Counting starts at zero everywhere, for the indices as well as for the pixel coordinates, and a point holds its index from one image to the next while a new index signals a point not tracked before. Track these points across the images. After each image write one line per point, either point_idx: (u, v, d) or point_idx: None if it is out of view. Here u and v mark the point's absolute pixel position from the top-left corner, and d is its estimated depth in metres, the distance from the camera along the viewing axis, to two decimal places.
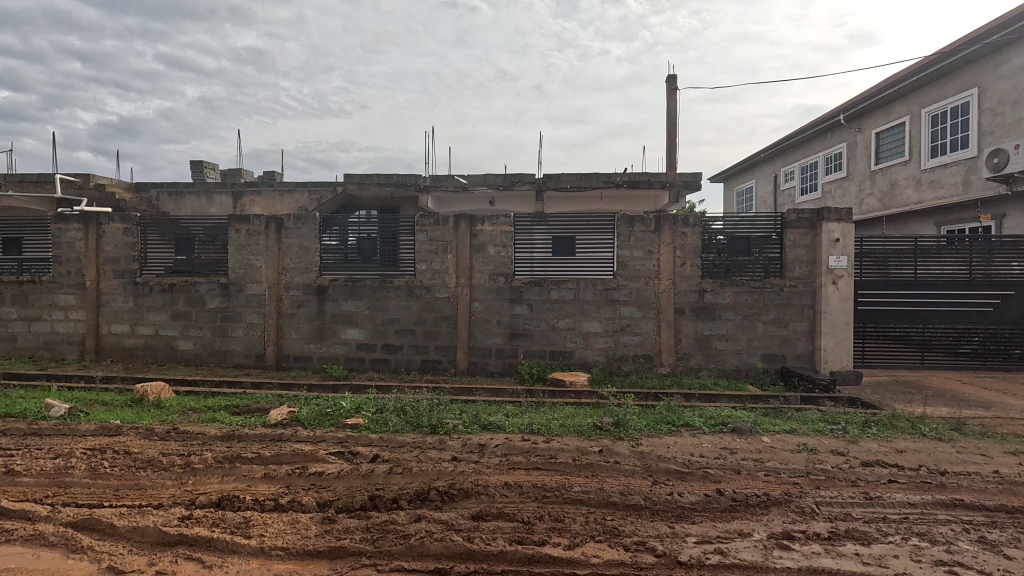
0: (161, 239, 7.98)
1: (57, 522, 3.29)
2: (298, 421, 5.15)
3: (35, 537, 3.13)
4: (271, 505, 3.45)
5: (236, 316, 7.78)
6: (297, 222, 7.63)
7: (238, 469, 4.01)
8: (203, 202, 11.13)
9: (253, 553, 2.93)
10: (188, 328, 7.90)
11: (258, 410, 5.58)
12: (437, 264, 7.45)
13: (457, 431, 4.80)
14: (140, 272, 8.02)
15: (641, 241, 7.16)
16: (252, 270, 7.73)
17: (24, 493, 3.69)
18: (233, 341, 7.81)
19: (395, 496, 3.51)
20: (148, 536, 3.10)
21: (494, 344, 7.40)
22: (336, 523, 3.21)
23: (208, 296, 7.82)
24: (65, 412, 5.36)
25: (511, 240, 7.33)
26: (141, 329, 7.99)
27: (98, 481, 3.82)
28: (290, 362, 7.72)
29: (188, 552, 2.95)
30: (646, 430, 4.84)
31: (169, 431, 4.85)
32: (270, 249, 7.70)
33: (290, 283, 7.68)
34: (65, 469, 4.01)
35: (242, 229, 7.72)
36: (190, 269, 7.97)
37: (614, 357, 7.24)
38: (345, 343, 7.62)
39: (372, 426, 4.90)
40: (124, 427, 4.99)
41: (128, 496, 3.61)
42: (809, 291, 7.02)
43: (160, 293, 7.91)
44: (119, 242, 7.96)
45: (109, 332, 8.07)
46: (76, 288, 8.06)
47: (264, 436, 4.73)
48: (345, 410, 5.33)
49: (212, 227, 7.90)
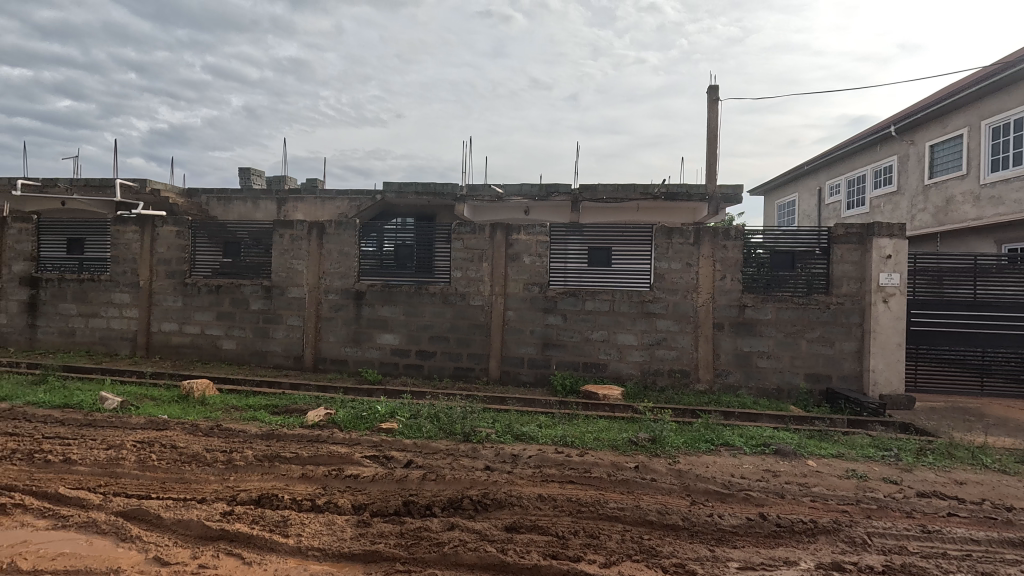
0: (210, 242, 8.34)
1: (109, 511, 3.44)
2: (334, 423, 5.25)
3: (89, 524, 3.27)
4: (308, 506, 3.50)
5: (277, 318, 8.02)
6: (339, 228, 7.83)
7: (278, 468, 4.11)
8: (249, 208, 11.55)
9: (291, 552, 2.98)
10: (231, 328, 8.18)
11: (297, 410, 5.72)
12: (471, 272, 7.49)
13: (490, 440, 4.79)
14: (189, 274, 8.38)
15: (679, 254, 7.02)
16: (293, 273, 7.95)
17: (79, 481, 3.87)
18: (273, 342, 8.04)
19: (428, 503, 3.50)
20: (192, 530, 3.20)
21: (527, 353, 7.36)
22: (371, 527, 3.24)
23: (251, 298, 8.09)
24: (118, 405, 5.63)
25: (547, 250, 7.32)
26: (188, 328, 8.33)
27: (146, 473, 3.99)
28: (327, 365, 7.88)
29: (229, 547, 3.02)
30: (682, 448, 4.69)
31: (213, 428, 5.02)
32: (312, 253, 7.92)
33: (329, 288, 7.86)
34: (116, 460, 4.20)
35: (287, 234, 7.97)
36: (236, 271, 8.28)
37: (650, 371, 7.10)
38: (380, 347, 7.73)
39: (406, 431, 4.94)
40: (171, 422, 5.19)
41: (173, 489, 3.74)
42: (857, 310, 6.72)
43: (206, 294, 8.23)
44: (171, 245, 8.36)
45: (159, 330, 8.44)
46: (131, 287, 8.49)
47: (302, 436, 4.84)
48: (380, 415, 5.38)
49: (258, 231, 8.18)
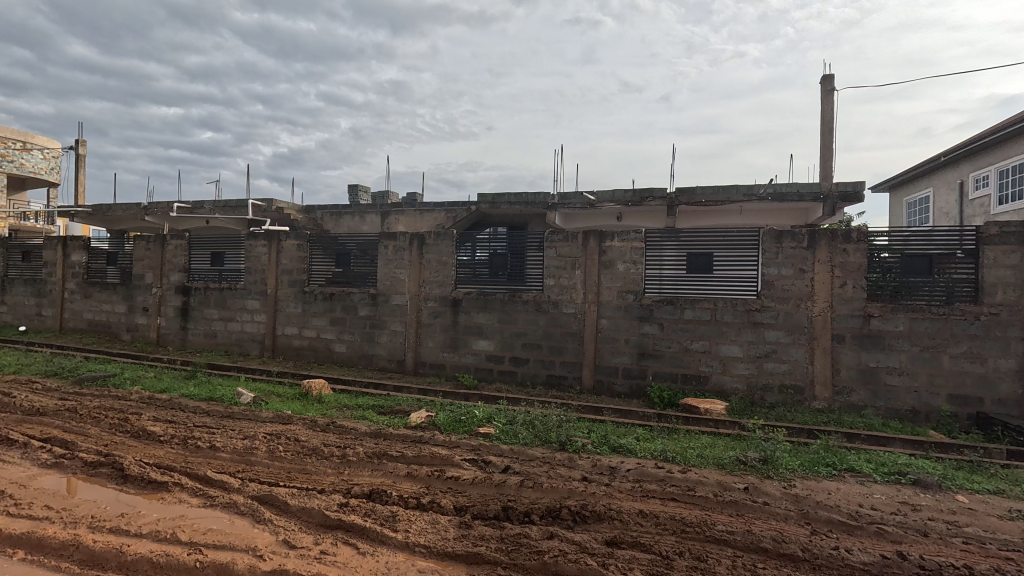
0: (325, 254, 9.14)
1: (246, 494, 3.87)
2: (435, 425, 5.48)
3: (231, 505, 3.71)
4: (414, 504, 3.68)
5: (382, 323, 8.57)
6: (437, 239, 8.22)
7: (385, 466, 4.38)
8: (357, 221, 12.51)
9: (399, 547, 3.15)
10: (342, 333, 8.88)
11: (401, 411, 6.06)
12: (565, 280, 7.48)
13: (587, 450, 4.72)
14: (307, 283, 9.24)
15: (790, 259, 6.48)
16: (396, 282, 8.47)
17: (223, 466, 4.41)
18: (378, 346, 8.60)
19: (527, 510, 3.53)
20: (314, 518, 3.50)
21: (622, 363, 7.18)
22: (473, 529, 3.33)
23: (360, 305, 8.73)
24: (252, 400, 6.34)
25: (642, 257, 7.12)
26: (307, 332, 9.17)
27: (275, 463, 4.44)
28: (426, 369, 8.26)
29: (345, 537, 3.27)
30: (798, 471, 4.29)
31: (329, 424, 5.47)
32: (413, 263, 8.39)
33: (429, 295, 8.26)
34: (251, 449, 4.72)
35: (390, 245, 8.52)
36: (346, 280, 8.99)
37: (757, 386, 6.61)
38: (476, 353, 7.97)
39: (503, 437, 5.03)
40: (294, 417, 5.74)
41: (298, 479, 4.13)
42: (1017, 322, 5.75)
43: (322, 301, 9.02)
44: (293, 256, 9.28)
45: (282, 333, 9.38)
46: (260, 295, 9.54)
47: (406, 436, 5.11)
48: (478, 419, 5.53)
49: (365, 243, 8.83)
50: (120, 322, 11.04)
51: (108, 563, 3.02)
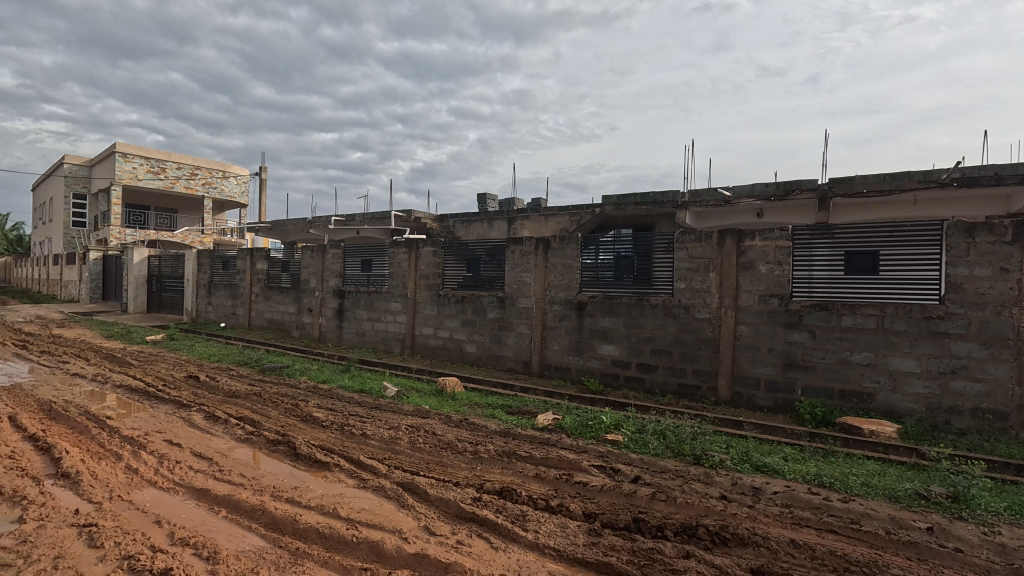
0: (456, 259, 9.72)
1: (392, 480, 4.26)
2: (562, 428, 5.50)
3: (380, 488, 4.11)
4: (542, 505, 3.73)
5: (509, 326, 8.85)
6: (562, 242, 8.28)
7: (515, 465, 4.50)
8: (486, 227, 13.07)
9: (529, 546, 3.21)
10: (473, 334, 9.34)
11: (528, 412, 6.19)
12: (697, 282, 7.05)
13: (725, 467, 4.38)
14: (442, 287, 9.90)
15: (987, 257, 5.37)
16: (523, 286, 8.69)
17: (372, 452, 4.90)
18: (506, 347, 8.89)
19: (660, 524, 3.37)
20: (451, 509, 3.72)
21: (764, 374, 6.53)
22: (603, 538, 3.27)
23: (489, 308, 9.11)
24: (396, 393, 6.96)
25: (788, 257, 6.43)
26: (441, 332, 9.82)
27: (416, 453, 4.82)
28: (552, 372, 8.34)
29: (479, 530, 3.42)
30: (1004, 516, 3.51)
31: (462, 420, 5.79)
32: (538, 267, 8.54)
33: (554, 299, 8.34)
34: (396, 439, 5.18)
35: (517, 249, 8.77)
36: (476, 284, 9.45)
37: (941, 408, 5.56)
38: (601, 358, 7.85)
39: (632, 445, 4.88)
40: (431, 412, 6.17)
41: (436, 470, 4.44)
42: None
43: (454, 303, 9.59)
44: (429, 262, 10.02)
45: (420, 333, 10.16)
46: (401, 297, 10.45)
47: (534, 437, 5.21)
48: (605, 425, 5.43)
49: (494, 248, 9.20)
50: (291, 320, 12.87)
51: (286, 528, 3.52)
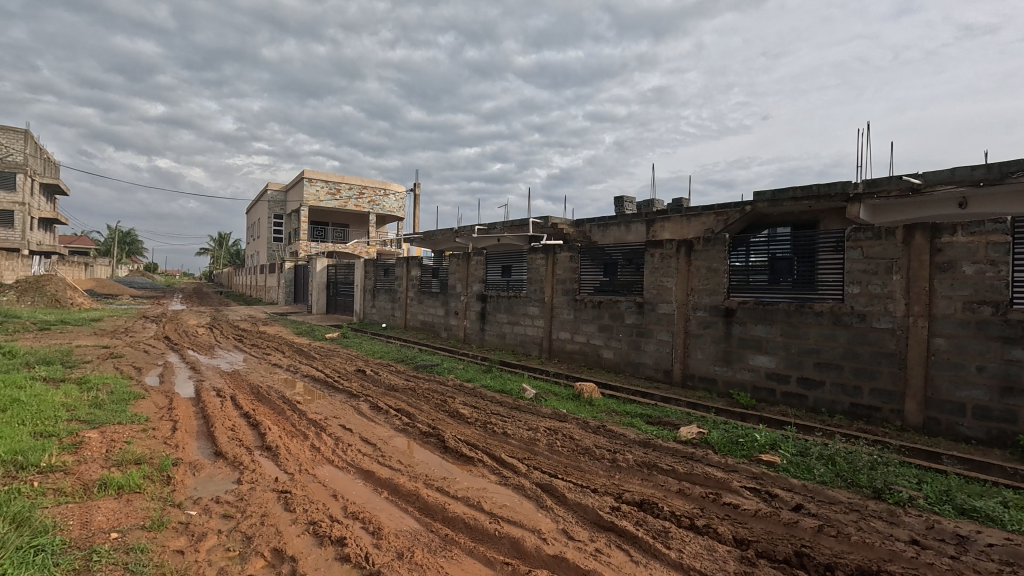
0: (593, 264, 9.67)
1: (532, 480, 4.38)
2: (708, 443, 5.14)
3: (520, 487, 4.25)
4: (687, 523, 3.52)
5: (649, 332, 8.53)
6: (707, 244, 7.75)
7: (656, 478, 4.32)
8: (623, 231, 12.72)
9: (672, 565, 3.05)
10: (610, 339, 9.20)
11: (670, 424, 5.90)
12: (875, 287, 6.06)
13: (916, 506, 3.68)
14: (578, 291, 9.93)
15: None
16: (663, 290, 8.32)
17: (513, 451, 5.10)
18: (645, 354, 8.59)
19: (829, 563, 2.96)
20: (589, 516, 3.70)
21: (970, 398, 5.34)
22: (757, 568, 2.97)
23: (626, 313, 8.89)
24: (534, 395, 7.15)
25: (1006, 254, 5.20)
26: (578, 337, 9.84)
27: (554, 456, 4.89)
28: (696, 382, 7.83)
29: (618, 541, 3.35)
30: None
31: (600, 427, 5.73)
32: (681, 271, 8.10)
33: (698, 304, 7.83)
34: (534, 440, 5.32)
35: (657, 253, 8.43)
36: (613, 288, 9.29)
37: None
38: (754, 370, 7.15)
39: (792, 469, 4.36)
40: (569, 416, 6.22)
41: (574, 474, 4.45)
42: None
43: (591, 308, 9.55)
44: (566, 267, 10.12)
45: (557, 337, 10.31)
46: (539, 302, 10.71)
47: (676, 450, 4.94)
48: (759, 444, 4.94)
49: (631, 252, 8.97)
50: (440, 322, 13.98)
51: (437, 514, 3.83)
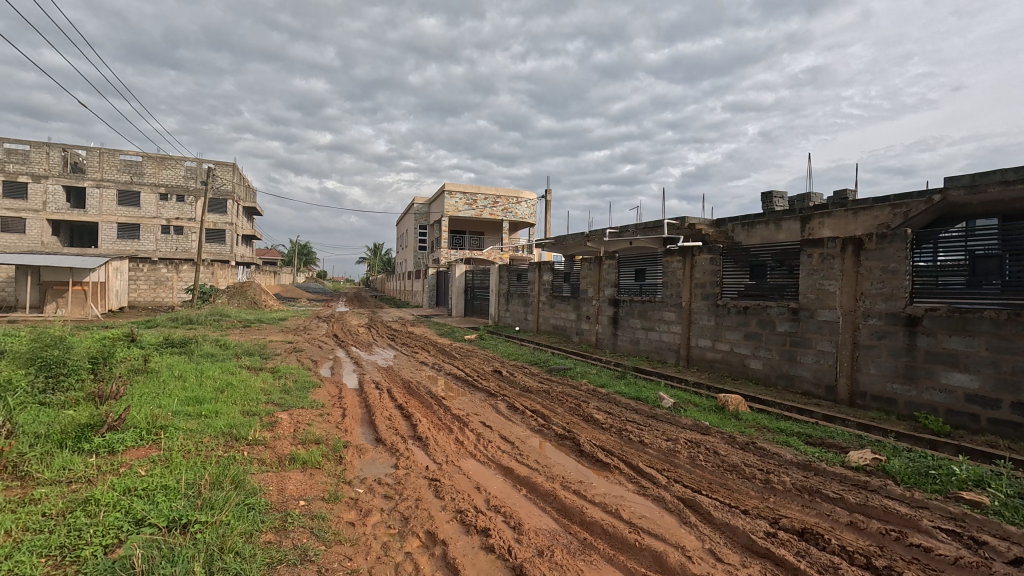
0: (737, 266, 8.95)
1: (673, 493, 4.18)
2: (886, 472, 4.42)
3: (661, 499, 4.09)
4: (862, 562, 3.07)
5: (806, 342, 7.62)
6: (881, 242, 6.69)
7: (820, 506, 3.84)
8: (773, 229, 11.40)
9: None
10: (759, 348, 8.41)
11: (835, 446, 5.20)
12: None
13: None
14: (720, 296, 9.26)
15: None
16: (824, 295, 7.38)
17: (651, 461, 4.92)
18: (801, 367, 7.69)
19: None
20: (740, 539, 3.42)
21: None
22: None
23: (778, 320, 8.06)
24: (672, 405, 6.83)
25: None
26: (720, 345, 9.17)
27: (697, 471, 4.62)
28: (867, 401, 6.78)
29: (775, 570, 3.05)
30: None
31: (749, 443, 5.27)
32: (847, 273, 7.09)
33: (870, 311, 6.78)
34: (675, 452, 5.08)
35: (816, 253, 7.51)
36: (762, 293, 8.49)
37: None
38: (947, 390, 5.98)
39: (1008, 514, 3.55)
40: (713, 429, 5.82)
41: (720, 492, 4.16)
42: None
43: (735, 314, 8.83)
44: (706, 270, 9.51)
45: (696, 345, 9.72)
46: (676, 307, 10.21)
47: (845, 477, 4.33)
48: (958, 480, 4.11)
49: (784, 253, 8.12)
50: (571, 326, 14.05)
51: (575, 517, 3.85)
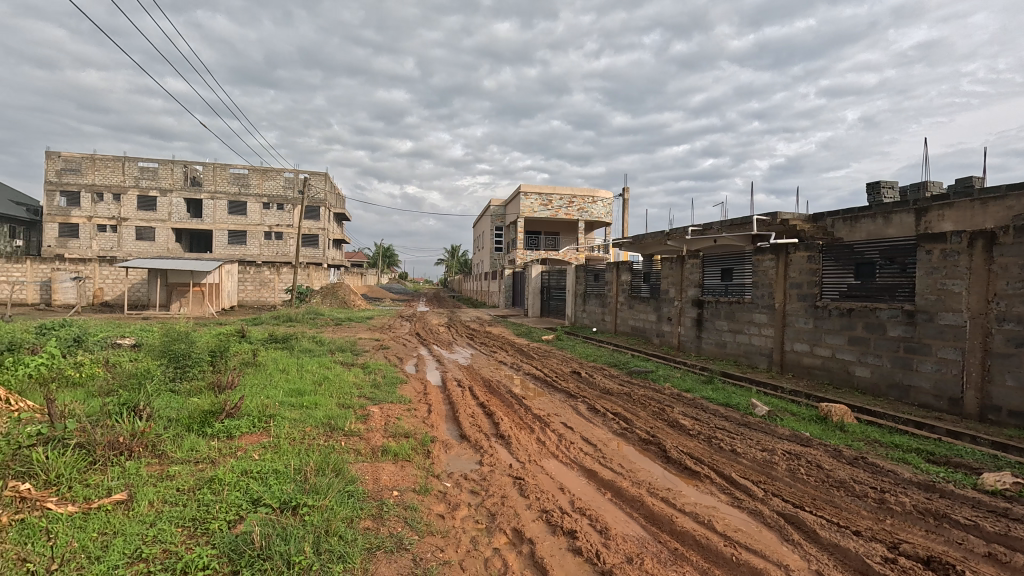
0: (839, 265, 8.24)
1: (772, 507, 3.91)
2: None
3: (758, 513, 3.84)
4: None
5: (924, 348, 6.83)
6: (1020, 235, 5.84)
7: (949, 533, 3.42)
8: None
9: None
10: (866, 355, 7.68)
11: (965, 467, 4.60)
12: None
13: None
14: (819, 297, 8.57)
15: None
16: (946, 296, 6.57)
17: (745, 472, 4.64)
18: (919, 376, 6.91)
19: None
20: (852, 563, 3.13)
21: None
22: None
23: (889, 323, 7.30)
24: (767, 413, 6.40)
25: None
26: (820, 350, 8.47)
27: (798, 485, 4.29)
28: (1002, 417, 5.94)
29: None
30: None
31: (858, 458, 4.81)
32: (976, 271, 6.26)
33: (1005, 315, 5.93)
34: (771, 463, 4.75)
35: (936, 249, 6.71)
36: (869, 294, 7.75)
37: None
38: None
39: None
40: (814, 440, 5.38)
41: (826, 509, 3.83)
42: None
43: (838, 317, 8.12)
44: (803, 269, 8.84)
45: (792, 349, 9.06)
46: (768, 308, 9.58)
47: (979, 502, 3.82)
48: None
49: (896, 250, 7.35)
50: (652, 328, 13.63)
51: (664, 525, 3.72)
